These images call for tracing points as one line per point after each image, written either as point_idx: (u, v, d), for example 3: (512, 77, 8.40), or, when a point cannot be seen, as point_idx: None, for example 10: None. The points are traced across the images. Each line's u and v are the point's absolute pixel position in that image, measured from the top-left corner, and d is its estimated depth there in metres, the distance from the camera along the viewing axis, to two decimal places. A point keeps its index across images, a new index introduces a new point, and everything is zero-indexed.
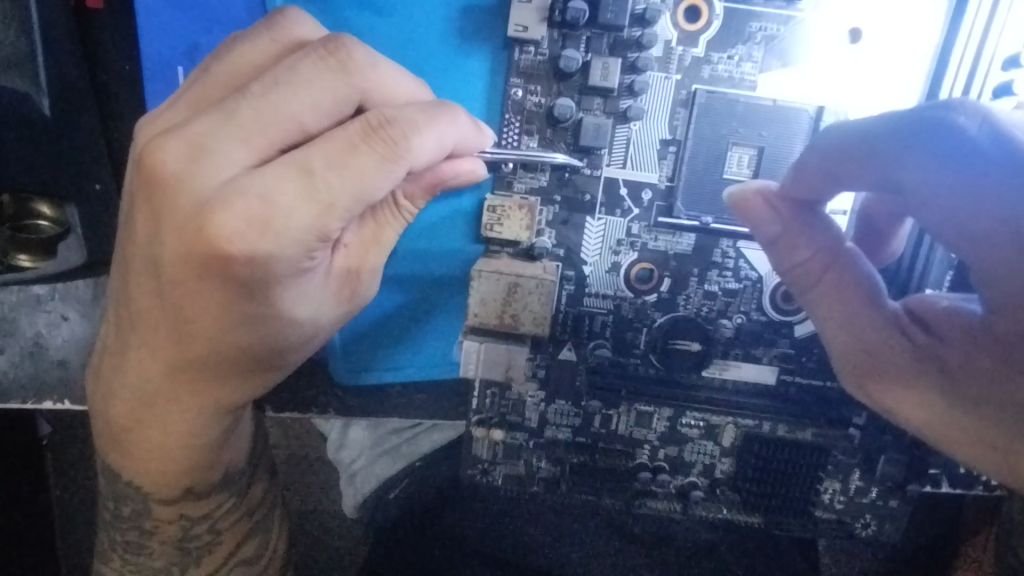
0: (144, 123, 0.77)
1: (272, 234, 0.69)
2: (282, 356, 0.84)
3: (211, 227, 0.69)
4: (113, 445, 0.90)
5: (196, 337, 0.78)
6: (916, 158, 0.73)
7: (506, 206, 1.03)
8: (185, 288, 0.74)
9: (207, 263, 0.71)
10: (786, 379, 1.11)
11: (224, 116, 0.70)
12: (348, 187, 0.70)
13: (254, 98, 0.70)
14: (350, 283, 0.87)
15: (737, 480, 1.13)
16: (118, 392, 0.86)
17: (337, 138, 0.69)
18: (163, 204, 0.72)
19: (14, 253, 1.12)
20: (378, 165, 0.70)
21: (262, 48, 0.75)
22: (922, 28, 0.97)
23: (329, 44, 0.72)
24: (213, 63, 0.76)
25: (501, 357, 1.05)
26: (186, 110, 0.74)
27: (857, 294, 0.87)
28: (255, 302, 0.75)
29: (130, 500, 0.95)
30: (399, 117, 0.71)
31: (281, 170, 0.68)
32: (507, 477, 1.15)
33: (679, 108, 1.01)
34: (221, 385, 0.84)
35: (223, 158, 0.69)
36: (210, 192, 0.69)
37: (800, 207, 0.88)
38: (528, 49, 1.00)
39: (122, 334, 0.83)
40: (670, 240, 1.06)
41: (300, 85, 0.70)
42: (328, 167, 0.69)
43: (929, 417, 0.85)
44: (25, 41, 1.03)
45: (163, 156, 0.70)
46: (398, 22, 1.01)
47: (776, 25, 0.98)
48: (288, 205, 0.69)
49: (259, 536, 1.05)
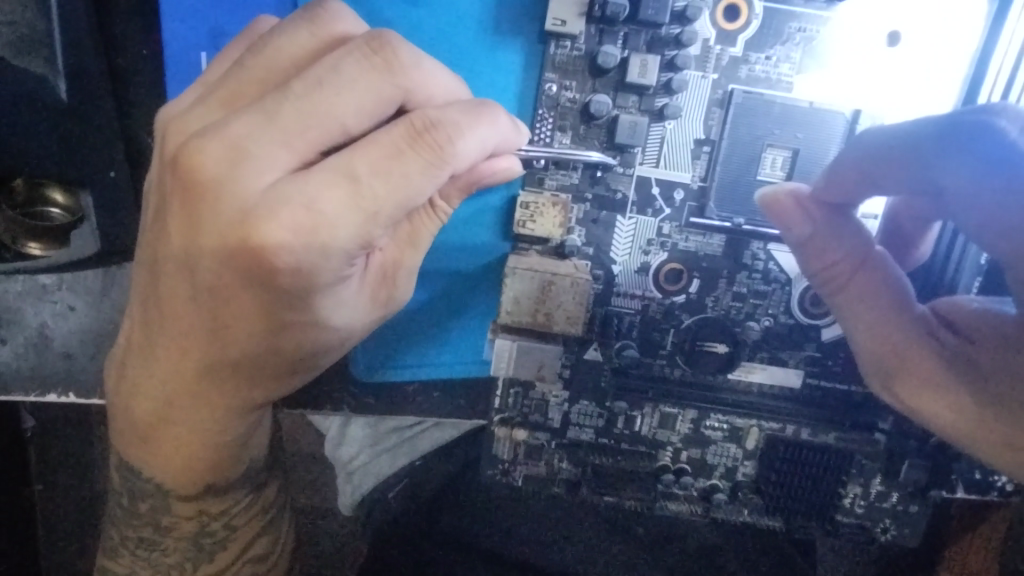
0: (173, 120, 0.72)
1: (317, 245, 0.67)
2: (315, 359, 0.82)
3: (256, 238, 0.66)
4: (137, 440, 0.87)
5: (234, 342, 0.75)
6: (955, 164, 0.73)
7: (539, 203, 1.02)
8: (225, 295, 0.72)
9: (249, 271, 0.69)
10: (812, 382, 1.10)
11: (266, 117, 0.65)
12: (394, 194, 0.66)
13: (297, 98, 0.65)
14: (385, 284, 0.84)
15: (760, 483, 1.12)
16: (144, 392, 0.83)
17: (383, 142, 0.66)
18: (201, 209, 0.68)
19: (26, 240, 1.10)
20: (423, 171, 0.67)
21: (301, 42, 0.70)
22: (960, 35, 0.98)
23: (372, 41, 0.68)
24: (247, 56, 0.70)
25: (533, 358, 1.05)
26: (219, 107, 0.70)
27: (885, 298, 0.86)
28: (294, 309, 0.73)
29: (150, 497, 0.91)
30: (444, 120, 0.67)
31: (327, 177, 0.65)
32: (528, 478, 1.13)
33: (715, 107, 1.00)
34: (256, 385, 0.81)
35: (264, 163, 0.65)
36: (253, 200, 0.66)
37: (831, 209, 0.86)
38: (564, 43, 0.98)
39: (151, 333, 0.79)
40: (701, 240, 1.05)
41: (344, 85, 0.66)
42: (374, 173, 0.66)
43: (961, 420, 0.84)
44: (42, 20, 0.98)
45: (200, 159, 0.66)
46: (433, 14, 0.99)
47: (815, 27, 0.98)
48: (334, 214, 0.65)
49: (271, 535, 1.00)
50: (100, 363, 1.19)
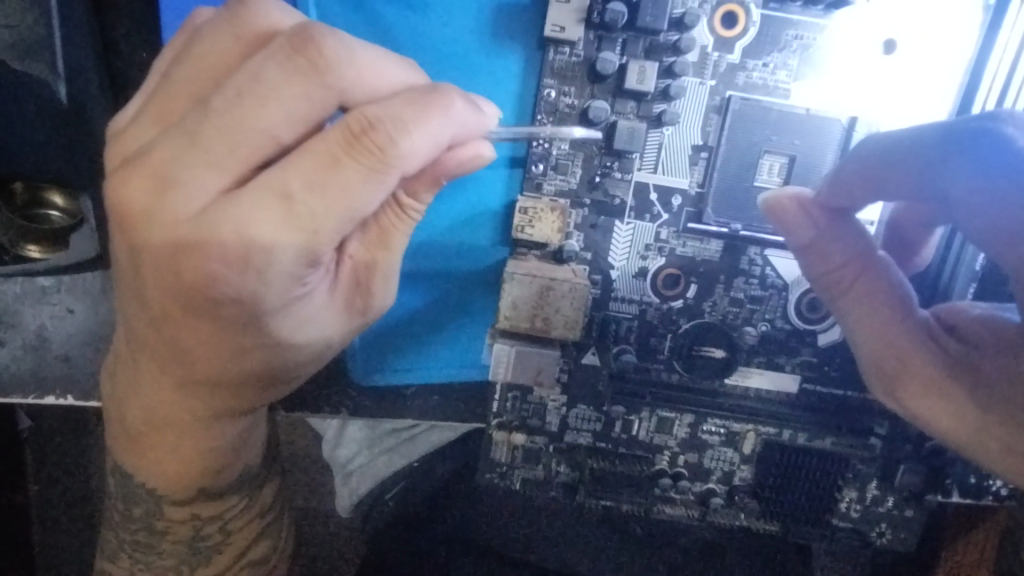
0: (111, 140, 0.70)
1: (254, 271, 0.65)
2: (286, 373, 0.80)
3: (195, 266, 0.66)
4: (126, 445, 0.87)
5: (198, 360, 0.74)
6: (963, 169, 0.73)
7: (538, 208, 1.03)
8: (175, 323, 0.71)
9: (194, 297, 0.68)
10: (808, 387, 1.11)
11: (188, 139, 0.63)
12: (331, 208, 0.64)
13: (217, 116, 0.62)
14: (360, 292, 0.81)
15: (757, 487, 1.13)
16: (127, 401, 0.83)
17: (317, 152, 0.63)
18: (138, 239, 0.66)
19: (24, 243, 1.09)
20: (365, 179, 0.64)
21: (226, 49, 0.66)
22: (955, 43, 0.98)
23: (295, 39, 0.62)
24: (174, 69, 0.67)
25: (532, 363, 1.05)
26: (151, 125, 0.67)
27: (889, 302, 0.86)
28: (248, 334, 0.72)
29: (141, 502, 0.90)
30: (383, 119, 0.63)
31: (256, 195, 0.63)
32: (525, 481, 1.13)
33: (712, 114, 1.01)
34: (228, 396, 0.80)
35: (195, 186, 0.63)
36: (185, 226, 0.64)
37: (834, 214, 0.87)
38: (563, 49, 0.99)
39: (129, 347, 0.79)
40: (698, 246, 1.06)
41: (267, 96, 0.62)
42: (308, 188, 0.63)
43: (959, 427, 0.84)
44: (42, 25, 0.97)
45: (130, 189, 0.65)
46: (432, 21, 0.99)
47: (811, 34, 0.99)
48: (269, 236, 0.64)
49: (269, 537, 1.01)
50: (98, 365, 1.19)
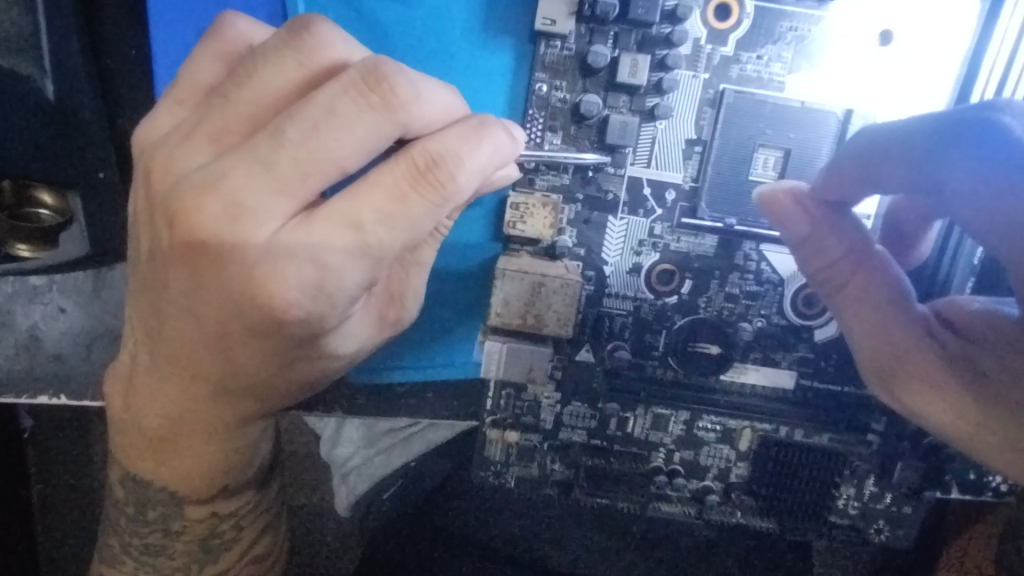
0: (158, 157, 0.67)
1: (325, 297, 0.66)
2: (323, 379, 0.83)
3: (263, 294, 0.65)
4: (149, 452, 0.83)
5: (244, 371, 0.73)
6: (957, 158, 0.71)
7: (530, 204, 1.02)
8: (231, 340, 0.69)
9: (249, 319, 0.67)
10: (806, 383, 1.10)
11: (262, 167, 0.61)
12: (398, 238, 0.66)
13: (293, 147, 0.61)
14: (393, 305, 0.89)
15: (753, 484, 1.11)
16: (154, 409, 0.79)
17: (385, 185, 0.64)
18: (205, 264, 0.65)
19: (14, 242, 1.04)
20: (428, 212, 0.66)
21: (290, 76, 0.65)
22: (953, 33, 0.97)
23: (368, 74, 0.62)
24: (232, 89, 0.65)
25: (523, 358, 1.06)
26: (207, 146, 0.65)
27: (889, 299, 0.84)
28: (302, 348, 0.72)
29: (160, 504, 0.88)
30: (446, 156, 0.64)
31: (331, 225, 0.63)
32: (520, 479, 1.12)
33: (706, 107, 1.00)
34: (269, 403, 0.80)
35: (265, 214, 0.62)
36: (256, 251, 0.63)
37: (829, 207, 0.85)
38: (554, 43, 0.98)
39: (154, 359, 0.75)
40: (693, 241, 1.05)
41: (342, 127, 0.61)
42: (379, 220, 0.64)
43: (960, 421, 0.82)
44: (29, 20, 0.96)
45: (200, 217, 0.63)
46: (421, 14, 0.98)
47: (807, 26, 0.98)
48: (339, 263, 0.65)
49: (271, 534, 0.98)
50: (91, 365, 1.17)
